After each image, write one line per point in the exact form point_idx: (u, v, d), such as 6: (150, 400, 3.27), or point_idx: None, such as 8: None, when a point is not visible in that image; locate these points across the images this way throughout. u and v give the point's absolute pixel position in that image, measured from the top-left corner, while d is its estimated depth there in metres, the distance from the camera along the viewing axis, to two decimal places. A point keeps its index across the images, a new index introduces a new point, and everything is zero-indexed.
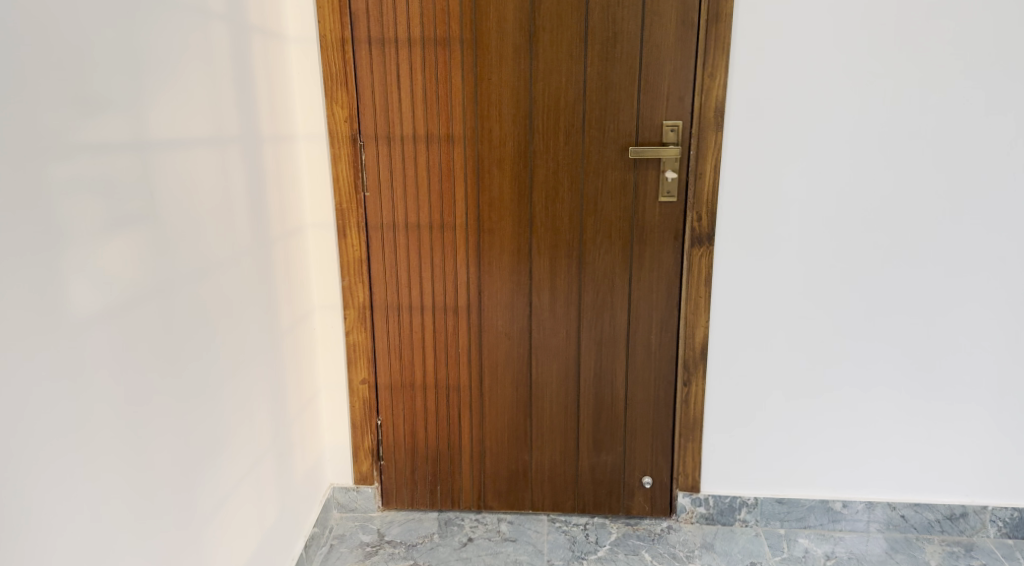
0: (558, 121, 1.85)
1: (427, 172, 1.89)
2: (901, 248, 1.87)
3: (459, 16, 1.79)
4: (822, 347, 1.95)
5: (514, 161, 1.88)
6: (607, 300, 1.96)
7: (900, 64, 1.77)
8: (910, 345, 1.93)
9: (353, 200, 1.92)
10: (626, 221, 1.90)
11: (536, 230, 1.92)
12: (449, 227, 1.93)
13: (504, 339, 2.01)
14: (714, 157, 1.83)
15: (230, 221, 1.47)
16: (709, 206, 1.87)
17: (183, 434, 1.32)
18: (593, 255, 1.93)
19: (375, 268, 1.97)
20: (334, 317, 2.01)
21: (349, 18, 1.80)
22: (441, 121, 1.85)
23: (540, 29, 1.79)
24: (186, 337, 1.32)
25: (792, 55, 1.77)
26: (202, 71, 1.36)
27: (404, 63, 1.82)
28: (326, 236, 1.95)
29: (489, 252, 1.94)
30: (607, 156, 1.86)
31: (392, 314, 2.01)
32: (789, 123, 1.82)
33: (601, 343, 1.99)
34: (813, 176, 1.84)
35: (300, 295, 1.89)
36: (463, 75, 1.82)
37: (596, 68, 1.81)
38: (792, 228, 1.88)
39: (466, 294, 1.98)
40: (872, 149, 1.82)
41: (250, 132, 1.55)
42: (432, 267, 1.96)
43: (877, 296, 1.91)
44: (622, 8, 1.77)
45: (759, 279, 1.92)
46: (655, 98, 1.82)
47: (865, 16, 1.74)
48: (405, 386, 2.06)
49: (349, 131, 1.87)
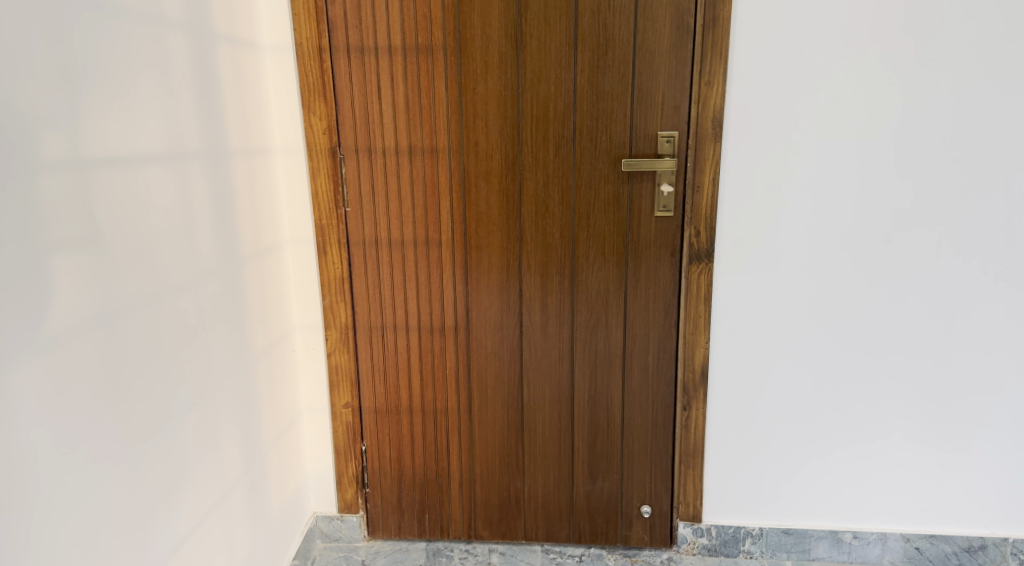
0: (547, 131, 1.75)
1: (410, 186, 1.80)
2: (914, 264, 1.76)
3: (442, 22, 1.70)
4: (831, 368, 1.84)
5: (501, 174, 1.78)
6: (601, 319, 1.86)
7: (910, 67, 1.66)
8: (924, 366, 1.81)
9: (333, 216, 1.83)
10: (621, 237, 1.80)
11: (526, 247, 1.83)
12: (434, 244, 1.84)
13: (493, 360, 1.91)
14: (713, 168, 1.73)
15: (190, 240, 1.39)
16: (708, 220, 1.76)
17: (134, 469, 1.24)
18: (586, 273, 1.83)
19: (358, 286, 1.88)
20: (315, 337, 1.92)
21: (327, 24, 1.72)
22: (425, 132, 1.77)
23: (527, 36, 1.70)
24: (137, 366, 1.24)
25: (795, 60, 1.67)
26: (155, 82, 1.30)
27: (384, 72, 1.74)
28: (305, 253, 1.87)
29: (476, 269, 1.85)
30: (598, 169, 1.77)
31: (376, 335, 1.91)
32: (793, 131, 1.71)
33: (596, 364, 1.89)
34: (818, 187, 1.74)
35: (277, 316, 1.80)
36: (446, 84, 1.73)
37: (587, 76, 1.72)
38: (797, 242, 1.77)
39: (454, 313, 1.88)
40: (881, 159, 1.71)
41: (215, 146, 1.48)
42: (418, 285, 1.87)
43: (888, 314, 1.79)
44: (613, 13, 1.68)
45: (763, 298, 1.81)
46: (649, 107, 1.72)
47: (872, 17, 1.64)
48: (390, 410, 1.96)
49: (328, 143, 1.78)
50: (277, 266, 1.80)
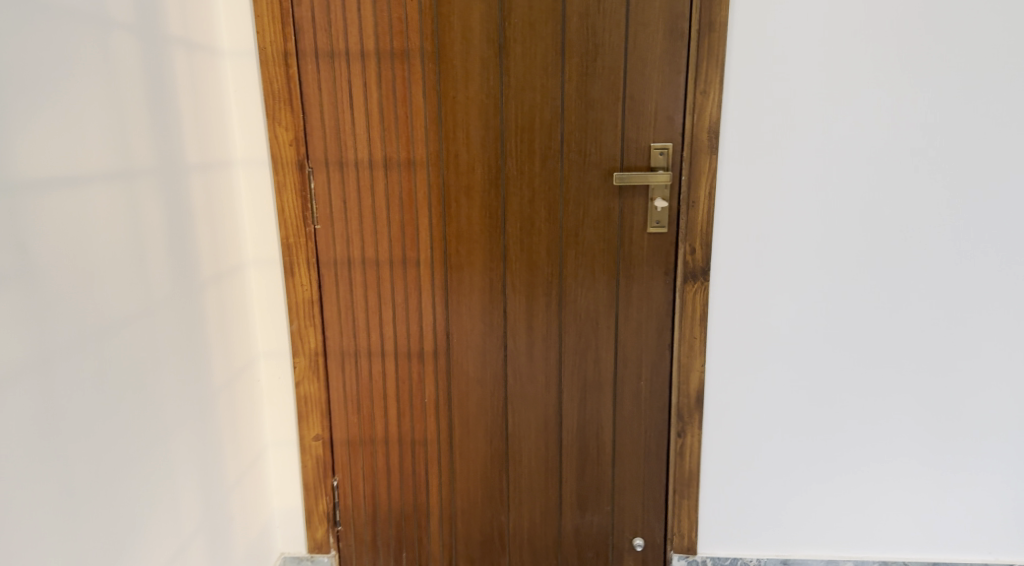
0: (533, 143, 1.63)
1: (386, 201, 1.67)
2: (918, 280, 1.68)
3: (419, 26, 1.57)
4: (833, 390, 1.74)
5: (483, 190, 1.66)
6: (590, 341, 1.75)
7: (915, 74, 1.58)
8: (927, 388, 1.73)
9: (301, 234, 1.68)
10: (611, 256, 1.70)
11: (510, 265, 1.71)
12: (412, 262, 1.70)
13: (475, 386, 1.78)
14: (708, 182, 1.63)
15: (141, 267, 1.25)
16: (703, 237, 1.66)
17: (61, 534, 1.09)
18: (575, 292, 1.72)
19: (328, 309, 1.74)
20: (280, 366, 1.77)
21: (293, 27, 1.57)
22: (401, 144, 1.63)
23: (511, 41, 1.58)
24: (68, 416, 1.10)
25: (795, 66, 1.58)
26: (97, 91, 1.16)
27: (356, 78, 1.60)
28: (268, 274, 1.71)
29: (457, 289, 1.72)
30: (588, 183, 1.65)
31: (349, 361, 1.77)
32: (794, 141, 1.62)
33: (585, 390, 1.78)
34: (818, 202, 1.65)
35: (238, 345, 1.64)
36: (424, 92, 1.60)
37: (574, 85, 1.60)
38: (797, 259, 1.68)
39: (433, 337, 1.75)
40: (885, 170, 1.63)
41: (171, 161, 1.33)
42: (394, 307, 1.74)
43: (890, 335, 1.71)
44: (602, 17, 1.57)
45: (762, 316, 1.71)
46: (641, 118, 1.62)
47: (875, 22, 1.56)
48: (365, 441, 1.82)
49: (295, 156, 1.63)
50: (239, 290, 1.65)
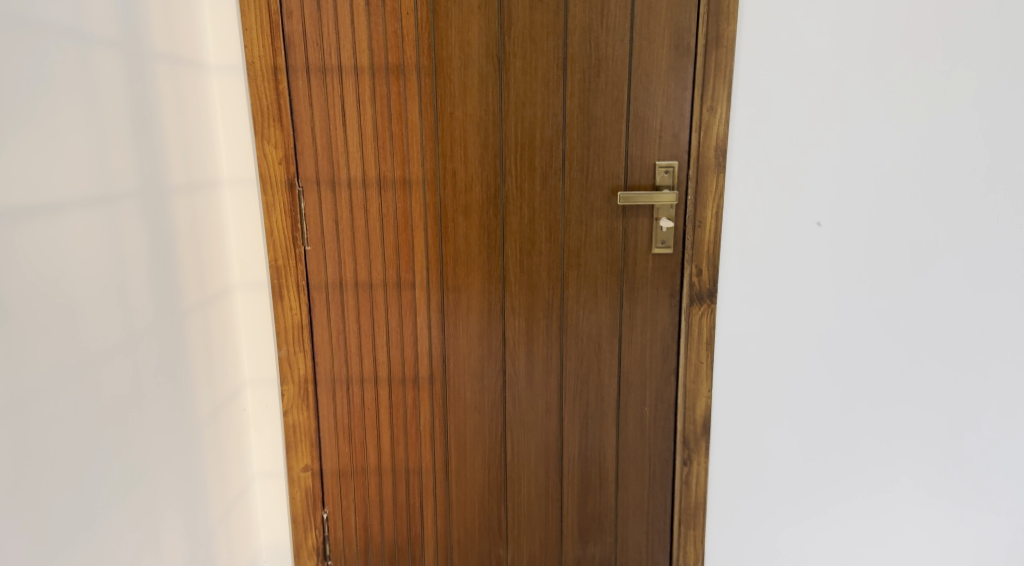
0: (533, 161, 1.57)
1: (380, 222, 1.59)
2: (933, 302, 1.62)
3: (415, 40, 1.50)
4: (845, 417, 1.67)
5: (482, 209, 1.59)
6: (593, 366, 1.68)
7: (929, 90, 1.53)
8: (941, 415, 1.66)
9: (290, 256, 1.59)
10: (614, 277, 1.63)
11: (509, 287, 1.64)
12: (407, 285, 1.63)
13: (472, 413, 1.71)
14: (715, 202, 1.57)
15: (122, 296, 1.18)
16: (711, 258, 1.59)
17: None
18: (576, 315, 1.66)
19: (318, 335, 1.66)
20: (268, 393, 1.69)
21: (283, 41, 1.49)
22: (396, 162, 1.56)
23: (511, 55, 1.52)
24: (39, 461, 1.03)
25: (806, 82, 1.52)
26: (75, 110, 1.09)
27: (349, 94, 1.52)
28: (255, 299, 1.62)
29: (454, 312, 1.65)
30: (590, 202, 1.59)
31: (340, 388, 1.69)
32: (804, 159, 1.56)
33: (587, 417, 1.71)
34: (828, 222, 1.59)
35: (224, 373, 1.56)
36: (420, 108, 1.53)
37: (576, 101, 1.54)
38: (807, 281, 1.62)
39: (428, 363, 1.68)
40: (898, 188, 1.57)
41: (155, 183, 1.26)
42: (388, 332, 1.66)
43: (902, 360, 1.65)
44: (606, 32, 1.51)
45: (772, 341, 1.64)
46: (646, 135, 1.56)
47: (887, 37, 1.51)
48: (356, 472, 1.74)
49: (284, 174, 1.55)
50: (225, 315, 1.57)
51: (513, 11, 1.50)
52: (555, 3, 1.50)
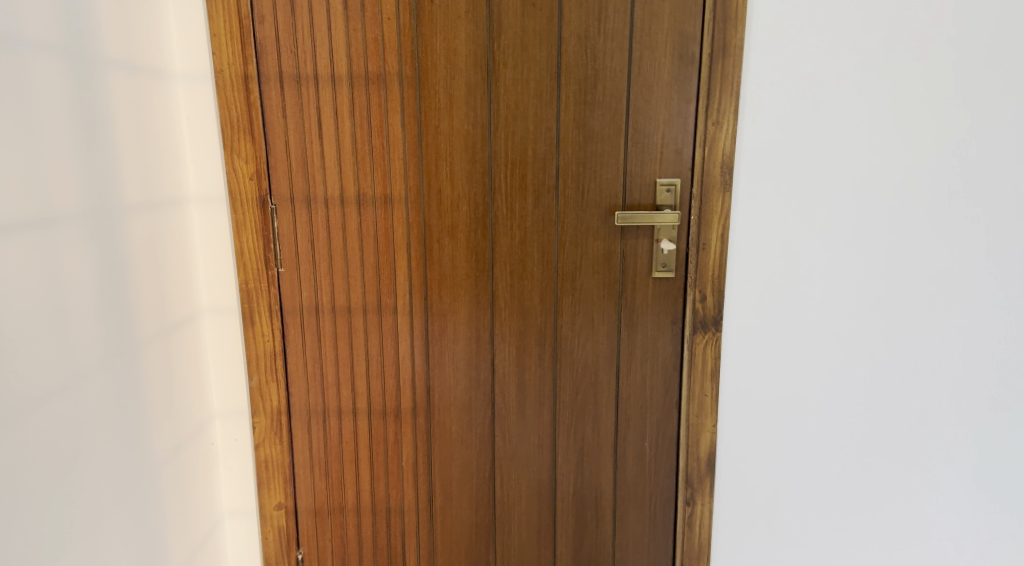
0: (525, 178, 1.46)
1: (359, 243, 1.48)
2: (956, 335, 1.49)
3: (397, 48, 1.39)
4: (863, 456, 1.54)
5: (469, 230, 1.48)
6: (589, 398, 1.56)
7: (952, 104, 1.41)
8: (967, 454, 1.53)
9: (262, 280, 1.47)
10: (612, 304, 1.52)
11: (499, 312, 1.53)
12: (388, 309, 1.52)
13: (459, 449, 1.59)
14: (722, 223, 1.45)
15: (60, 328, 1.07)
16: (716, 283, 1.48)
17: None
18: (571, 343, 1.54)
19: (292, 364, 1.54)
20: (238, 427, 1.57)
21: (254, 48, 1.37)
22: (377, 179, 1.44)
23: (500, 65, 1.41)
24: None
25: (821, 94, 1.41)
26: (7, 124, 0.98)
27: (325, 106, 1.41)
28: (224, 325, 1.50)
29: (439, 340, 1.54)
30: (586, 223, 1.48)
31: (317, 421, 1.57)
32: (818, 178, 1.44)
33: (583, 452, 1.59)
34: (844, 245, 1.47)
35: (187, 407, 1.44)
36: (403, 121, 1.42)
37: (572, 114, 1.43)
38: (822, 309, 1.49)
39: (412, 393, 1.56)
40: (919, 211, 1.45)
41: (106, 204, 1.15)
42: (368, 361, 1.54)
43: (925, 396, 1.52)
44: (604, 40, 1.40)
45: (782, 375, 1.52)
46: (646, 152, 1.44)
47: (907, 47, 1.39)
48: (333, 510, 1.62)
49: (255, 192, 1.43)
50: (191, 344, 1.45)
51: (503, 17, 1.39)
52: (549, 8, 1.39)
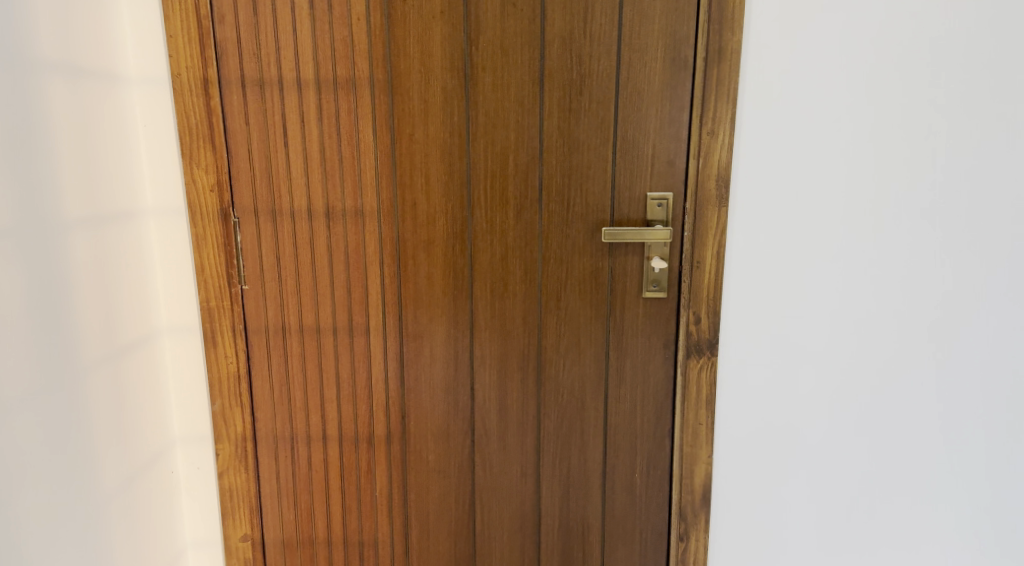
0: (505, 191, 1.36)
1: (328, 258, 1.38)
2: (972, 362, 1.38)
3: (368, 51, 1.30)
4: (871, 492, 1.43)
5: (447, 246, 1.38)
6: (575, 426, 1.46)
7: (967, 113, 1.31)
8: (983, 490, 1.42)
9: (224, 297, 1.38)
10: (599, 326, 1.42)
11: (479, 333, 1.43)
12: (360, 330, 1.42)
13: (436, 478, 1.49)
14: (717, 240, 1.34)
15: None
16: (711, 305, 1.37)
17: None
18: (556, 367, 1.44)
19: (257, 387, 1.44)
20: (200, 454, 1.47)
21: (214, 50, 1.28)
22: (347, 191, 1.35)
23: (479, 69, 1.31)
24: None
25: (824, 101, 1.30)
26: None
27: (291, 113, 1.31)
28: (185, 345, 1.41)
29: (415, 363, 1.44)
30: (571, 239, 1.38)
31: (284, 448, 1.47)
32: (822, 192, 1.33)
33: (568, 483, 1.48)
34: (851, 264, 1.36)
35: (136, 433, 1.35)
36: (375, 128, 1.32)
37: (556, 122, 1.33)
38: (826, 333, 1.38)
39: (385, 420, 1.46)
40: (932, 228, 1.34)
41: (29, 217, 1.10)
42: (339, 385, 1.44)
43: (937, 427, 1.40)
44: (590, 43, 1.31)
45: (784, 405, 1.41)
46: (636, 163, 1.34)
47: (918, 52, 1.29)
48: (303, 542, 1.52)
49: (216, 204, 1.34)
50: (145, 365, 1.36)
51: (481, 19, 1.30)
52: (530, 9, 1.30)
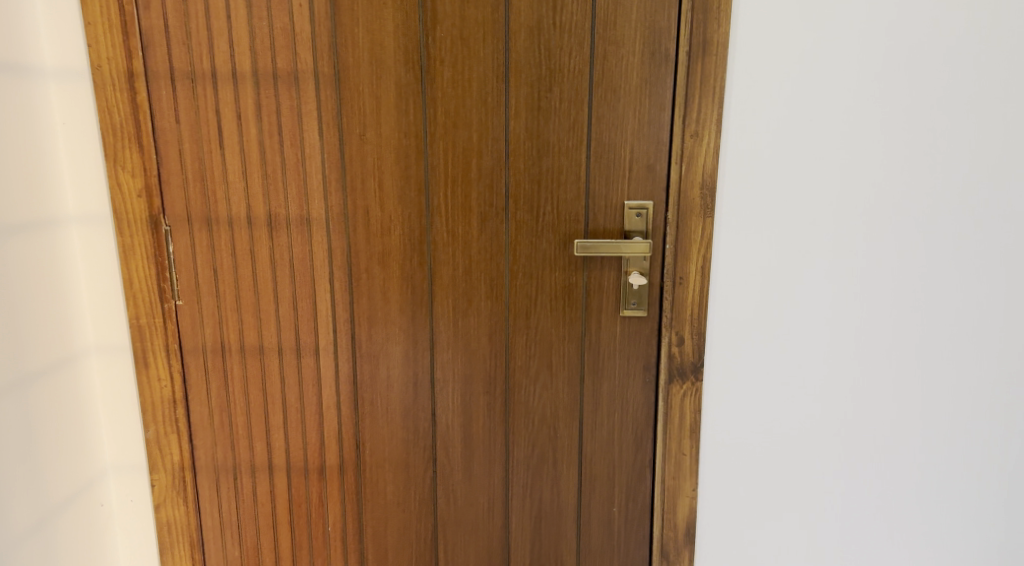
0: (468, 198, 1.23)
1: (272, 270, 1.25)
2: (978, 388, 1.26)
3: (312, 41, 1.17)
4: (869, 529, 1.30)
5: (404, 257, 1.25)
6: (547, 456, 1.32)
7: (976, 113, 1.18)
8: (987, 524, 1.30)
9: (156, 313, 1.25)
10: (573, 346, 1.28)
11: (440, 354, 1.29)
12: (308, 349, 1.28)
13: (395, 512, 1.35)
14: (702, 253, 1.21)
15: None
16: (695, 324, 1.23)
17: None
18: (525, 391, 1.30)
19: (196, 411, 1.31)
20: (134, 485, 1.32)
21: (140, 39, 1.17)
22: (291, 196, 1.22)
23: (436, 62, 1.18)
24: None
25: (819, 100, 1.17)
26: None
27: (227, 109, 1.19)
28: (113, 367, 1.27)
29: (370, 386, 1.30)
30: (542, 251, 1.24)
31: (226, 477, 1.34)
32: (817, 202, 1.20)
33: (540, 519, 1.34)
34: (850, 281, 1.22)
35: (53, 463, 1.22)
36: (321, 127, 1.20)
37: (524, 121, 1.20)
38: (822, 357, 1.24)
39: (338, 448, 1.33)
40: (937, 242, 1.22)
41: None
42: (285, 409, 1.31)
43: (940, 458, 1.28)
44: (560, 34, 1.17)
45: (778, 435, 1.27)
46: (611, 167, 1.21)
47: (923, 45, 1.16)
48: None
49: (145, 211, 1.22)
50: (66, 388, 1.23)
51: (438, 7, 1.17)
52: None
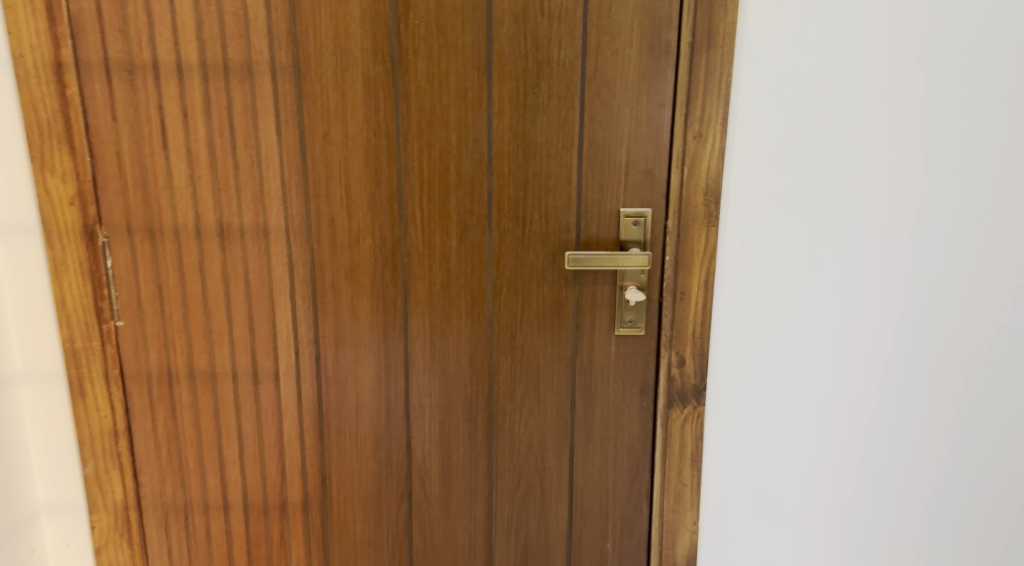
0: (446, 205, 1.10)
1: (225, 286, 1.11)
2: (1010, 413, 1.14)
3: (268, 29, 1.04)
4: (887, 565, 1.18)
5: (374, 271, 1.12)
6: (534, 489, 1.19)
7: (1012, 112, 1.06)
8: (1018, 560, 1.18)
9: (93, 335, 1.11)
10: (562, 368, 1.15)
11: (416, 378, 1.16)
12: (267, 373, 1.15)
13: (366, 551, 1.21)
14: (706, 265, 1.09)
15: None
16: (697, 345, 1.11)
17: None
18: (510, 418, 1.17)
19: (140, 443, 1.17)
20: (71, 527, 1.18)
21: (69, 25, 1.03)
22: (246, 202, 1.09)
23: (410, 53, 1.05)
24: None
25: (835, 97, 1.05)
26: None
27: (171, 105, 1.06)
28: (45, 395, 1.13)
29: (337, 414, 1.17)
30: (528, 264, 1.12)
31: (176, 516, 1.20)
32: (833, 209, 1.08)
33: (526, 558, 1.22)
34: (869, 295, 1.10)
35: None
36: (280, 126, 1.06)
37: (509, 119, 1.07)
38: (836, 379, 1.13)
39: (302, 483, 1.19)
40: (966, 254, 1.10)
41: None
42: (241, 441, 1.17)
43: (965, 488, 1.16)
44: (549, 23, 1.05)
45: (788, 464, 1.15)
46: (605, 171, 1.09)
47: (954, 36, 1.04)
48: None
49: (79, 220, 1.08)
50: None
51: None
52: None
